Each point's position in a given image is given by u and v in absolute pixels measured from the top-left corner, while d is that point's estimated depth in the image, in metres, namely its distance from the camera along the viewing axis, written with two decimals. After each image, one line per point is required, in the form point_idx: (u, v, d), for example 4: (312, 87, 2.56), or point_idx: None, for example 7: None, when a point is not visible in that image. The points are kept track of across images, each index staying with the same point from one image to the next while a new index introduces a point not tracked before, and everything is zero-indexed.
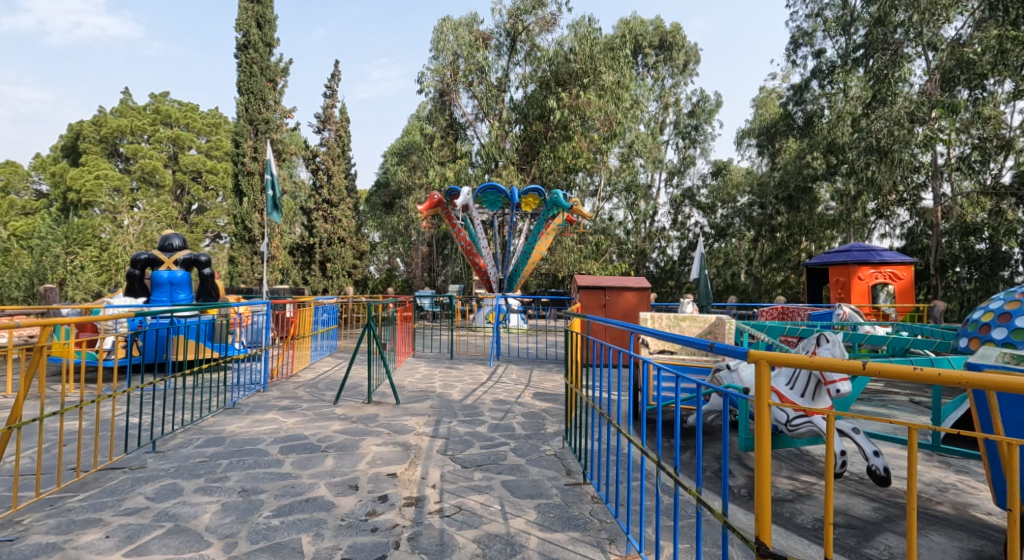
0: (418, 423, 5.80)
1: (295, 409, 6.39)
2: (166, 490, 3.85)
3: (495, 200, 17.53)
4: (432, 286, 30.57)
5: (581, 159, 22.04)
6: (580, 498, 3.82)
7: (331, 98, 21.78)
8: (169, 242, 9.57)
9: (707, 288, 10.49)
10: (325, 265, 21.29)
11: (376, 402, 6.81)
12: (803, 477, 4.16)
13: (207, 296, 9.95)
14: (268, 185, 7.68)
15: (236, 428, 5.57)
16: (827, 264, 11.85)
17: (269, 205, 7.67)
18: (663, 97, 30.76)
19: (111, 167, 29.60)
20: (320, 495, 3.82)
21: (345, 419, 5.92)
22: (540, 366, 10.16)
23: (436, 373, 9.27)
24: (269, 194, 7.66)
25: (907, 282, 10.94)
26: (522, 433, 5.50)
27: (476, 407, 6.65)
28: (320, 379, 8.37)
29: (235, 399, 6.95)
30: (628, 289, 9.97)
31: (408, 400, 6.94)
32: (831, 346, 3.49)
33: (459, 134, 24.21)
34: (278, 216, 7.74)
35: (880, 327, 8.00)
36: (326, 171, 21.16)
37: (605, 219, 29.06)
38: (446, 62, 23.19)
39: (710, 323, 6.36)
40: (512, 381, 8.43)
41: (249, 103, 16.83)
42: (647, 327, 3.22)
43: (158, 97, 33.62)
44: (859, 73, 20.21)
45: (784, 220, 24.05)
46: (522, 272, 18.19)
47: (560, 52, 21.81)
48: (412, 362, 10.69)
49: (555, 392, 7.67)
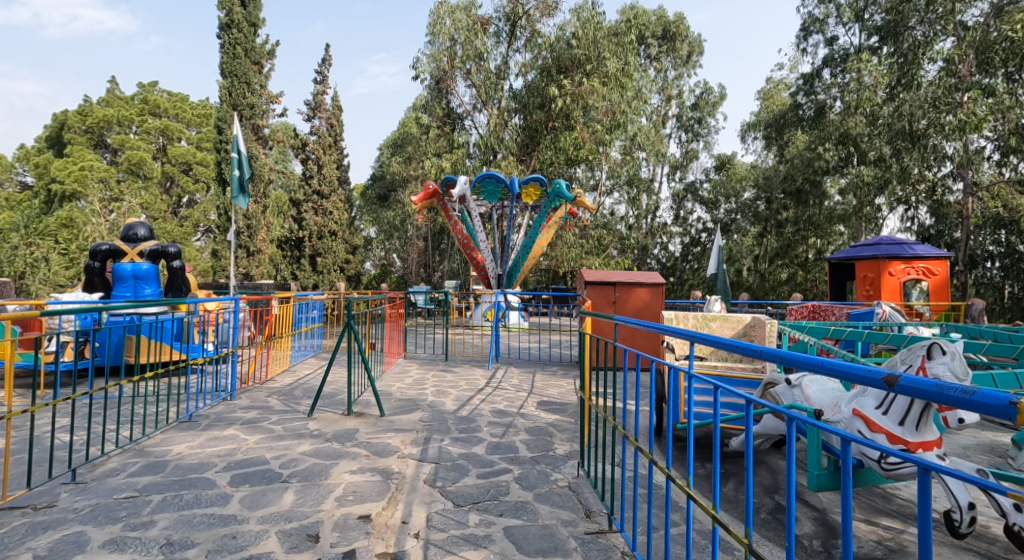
0: (404, 442, 4.90)
1: (260, 423, 5.47)
2: (65, 545, 2.94)
3: (495, 190, 16.49)
4: (428, 282, 29.53)
5: (583, 151, 21.22)
6: (607, 556, 2.93)
7: (321, 84, 20.72)
8: (132, 231, 8.67)
9: (726, 284, 9.58)
10: (315, 259, 20.36)
11: (358, 413, 5.91)
12: (884, 523, 3.31)
13: (177, 291, 9.04)
14: (234, 164, 6.66)
15: (184, 448, 4.64)
16: (854, 259, 10.99)
17: (235, 187, 6.67)
18: (666, 89, 29.90)
19: (97, 158, 28.48)
20: (268, 552, 2.91)
21: (318, 437, 5.02)
22: (544, 368, 9.26)
23: (428, 377, 8.36)
24: (235, 175, 6.66)
25: (942, 278, 10.10)
26: (527, 455, 4.59)
27: (473, 421, 5.76)
28: (297, 385, 7.43)
29: (196, 409, 6.04)
30: (640, 285, 9.06)
31: (394, 411, 6.05)
32: (948, 360, 2.58)
33: (457, 123, 23.43)
34: (245, 201, 6.74)
35: (926, 328, 7.15)
36: (317, 160, 20.26)
37: (606, 214, 28.06)
38: (442, 47, 22.12)
39: (745, 324, 5.49)
40: (514, 388, 7.52)
41: (233, 87, 15.89)
42: (696, 332, 2.39)
43: (147, 87, 32.55)
44: (875, 61, 19.38)
45: (790, 215, 23.29)
46: (522, 267, 17.34)
47: (562, 37, 20.76)
48: (403, 364, 9.78)
49: (562, 401, 6.79)
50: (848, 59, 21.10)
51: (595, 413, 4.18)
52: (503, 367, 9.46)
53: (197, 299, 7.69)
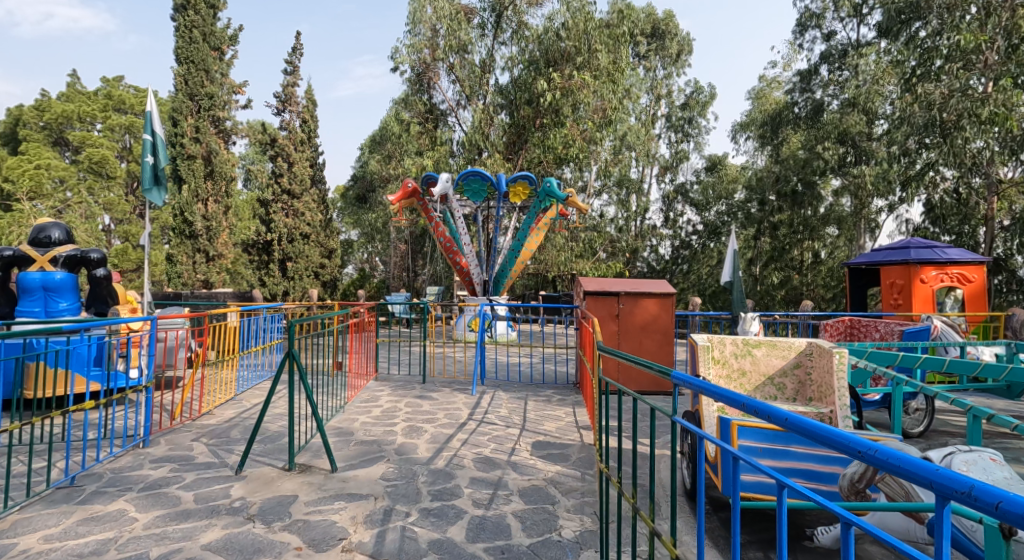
0: (353, 522, 3.60)
1: (167, 488, 4.12)
2: None
3: (479, 188, 15.20)
4: (411, 287, 28.09)
5: (573, 149, 20.01)
6: None
7: (293, 74, 19.11)
8: (44, 233, 7.19)
9: (741, 293, 8.46)
10: (286, 264, 18.83)
11: (302, 468, 4.61)
12: None
13: (102, 303, 7.59)
14: (147, 148, 5.26)
15: (35, 543, 3.24)
16: (877, 265, 9.91)
17: (148, 178, 5.28)
18: (656, 88, 28.87)
19: (55, 157, 26.40)
20: None
21: (237, 514, 3.67)
22: (536, 392, 8.00)
23: (401, 407, 7.06)
24: (147, 161, 5.25)
25: (979, 285, 9.07)
26: (523, 544, 3.32)
27: (450, 478, 4.47)
28: (235, 422, 6.09)
29: (101, 460, 4.65)
30: (648, 296, 7.85)
31: (351, 464, 4.75)
32: None
33: (439, 120, 22.07)
34: (160, 197, 5.35)
35: (988, 349, 6.05)
36: (286, 157, 18.67)
37: (596, 216, 26.86)
38: (424, 38, 20.73)
39: (798, 352, 4.27)
40: (502, 423, 6.23)
41: (190, 74, 14.42)
42: (944, 475, 0.93)
43: (111, 81, 30.55)
44: (874, 57, 18.62)
45: (784, 217, 21.99)
46: (510, 272, 16.03)
47: (551, 28, 19.50)
48: (373, 387, 8.45)
49: (563, 441, 5.54)
50: (847, 54, 20.14)
51: (608, 478, 3.07)
52: (490, 389, 8.21)
53: (119, 317, 6.19)
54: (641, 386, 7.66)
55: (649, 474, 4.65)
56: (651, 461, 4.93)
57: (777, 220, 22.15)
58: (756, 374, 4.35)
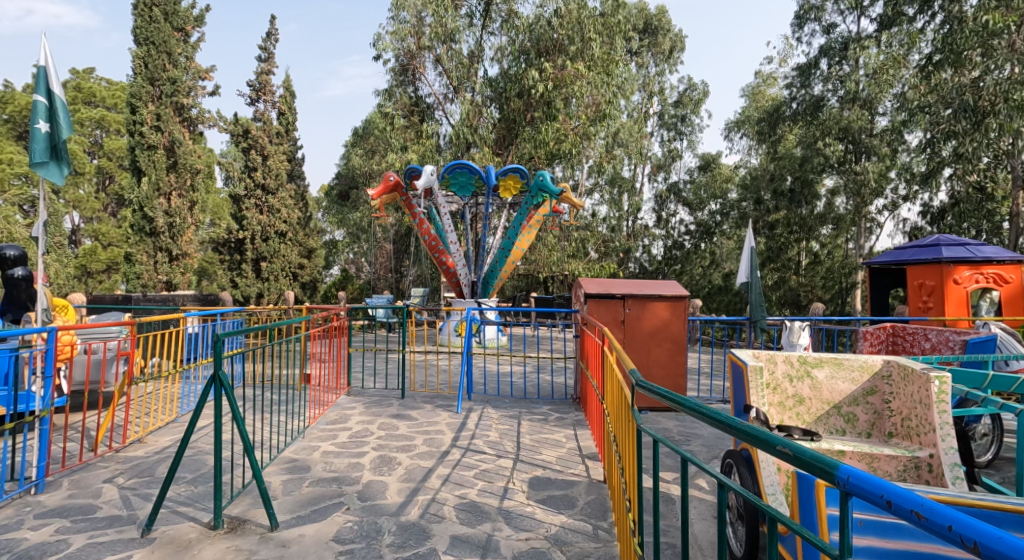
0: None
1: None
2: None
3: (466, 181, 14.14)
4: (395, 288, 26.98)
5: (566, 144, 19.12)
6: None
7: (267, 62, 17.95)
8: None
9: (760, 297, 7.55)
10: (260, 264, 17.64)
11: (231, 524, 3.56)
12: None
13: (19, 309, 6.43)
14: (36, 113, 4.34)
15: None
16: (902, 264, 9.09)
17: (39, 152, 4.40)
18: (648, 85, 28.01)
19: (18, 152, 24.78)
20: None
21: None
22: (531, 409, 6.99)
23: (373, 430, 6.02)
24: (39, 130, 4.38)
25: (1017, 286, 8.24)
26: None
27: (422, 539, 3.43)
28: (167, 454, 5.01)
29: None
30: (658, 299, 6.89)
31: (298, 517, 3.71)
32: None
33: (425, 114, 21.06)
34: (58, 177, 4.49)
35: None
36: (261, 150, 17.40)
37: (587, 216, 25.90)
38: (408, 24, 19.57)
39: (873, 374, 3.33)
40: (491, 452, 5.20)
41: (150, 56, 13.36)
42: None
43: (80, 73, 28.85)
44: (876, 49, 17.82)
45: (780, 216, 21.37)
46: (499, 273, 14.99)
47: (542, 17, 18.52)
48: (343, 404, 7.39)
49: (564, 477, 4.55)
50: (848, 47, 19.27)
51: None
52: (478, 406, 7.16)
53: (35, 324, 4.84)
54: (645, 405, 6.70)
55: (677, 526, 3.65)
56: (678, 507, 3.92)
57: (773, 219, 21.52)
58: (817, 402, 3.38)
